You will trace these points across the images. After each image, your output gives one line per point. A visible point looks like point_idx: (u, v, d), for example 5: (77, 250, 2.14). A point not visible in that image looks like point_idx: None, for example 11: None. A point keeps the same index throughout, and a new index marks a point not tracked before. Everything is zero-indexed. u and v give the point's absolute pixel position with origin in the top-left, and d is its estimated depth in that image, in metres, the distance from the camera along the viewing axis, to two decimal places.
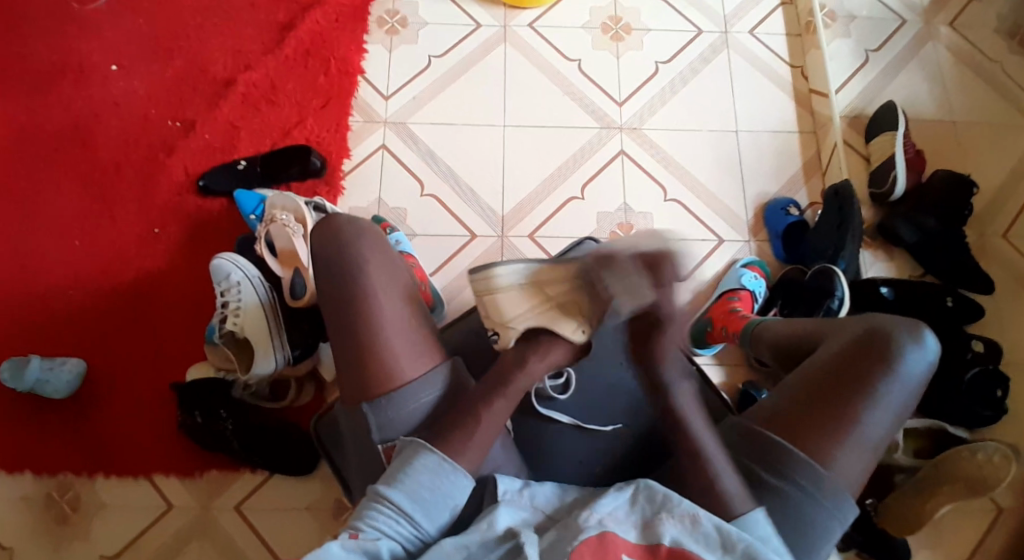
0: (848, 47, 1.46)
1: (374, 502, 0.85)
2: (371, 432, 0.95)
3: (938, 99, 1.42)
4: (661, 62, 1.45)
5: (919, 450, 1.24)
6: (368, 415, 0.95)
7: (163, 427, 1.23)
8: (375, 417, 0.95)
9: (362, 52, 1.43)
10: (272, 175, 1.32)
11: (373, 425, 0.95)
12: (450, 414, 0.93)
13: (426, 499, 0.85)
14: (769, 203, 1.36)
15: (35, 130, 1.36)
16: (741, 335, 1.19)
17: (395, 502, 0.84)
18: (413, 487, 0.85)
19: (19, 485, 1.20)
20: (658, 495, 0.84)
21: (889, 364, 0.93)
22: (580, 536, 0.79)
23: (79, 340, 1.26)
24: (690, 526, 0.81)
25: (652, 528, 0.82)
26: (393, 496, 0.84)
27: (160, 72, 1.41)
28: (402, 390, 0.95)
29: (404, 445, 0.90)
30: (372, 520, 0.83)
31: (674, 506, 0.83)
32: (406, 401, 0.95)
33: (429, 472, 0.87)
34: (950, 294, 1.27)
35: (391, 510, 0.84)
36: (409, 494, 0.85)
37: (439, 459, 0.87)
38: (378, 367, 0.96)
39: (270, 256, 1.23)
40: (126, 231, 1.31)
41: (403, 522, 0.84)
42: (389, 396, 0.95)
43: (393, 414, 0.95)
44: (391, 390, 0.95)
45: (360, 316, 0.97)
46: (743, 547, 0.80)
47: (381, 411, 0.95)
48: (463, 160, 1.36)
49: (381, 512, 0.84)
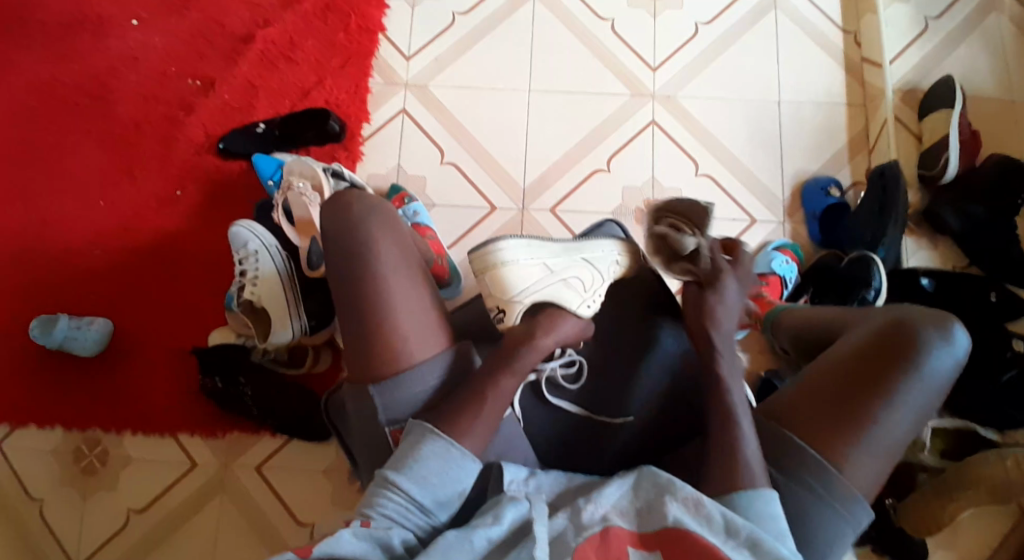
0: (907, 11, 1.35)
1: (382, 489, 0.82)
2: (376, 413, 0.92)
3: (1002, 73, 1.31)
4: (701, 22, 1.36)
5: (945, 450, 1.19)
6: (375, 397, 0.92)
7: (185, 389, 1.26)
8: (382, 399, 0.92)
9: (385, 9, 1.38)
10: (290, 139, 1.30)
11: (380, 406, 0.92)
12: (450, 394, 0.89)
13: (433, 483, 0.82)
14: (807, 182, 1.29)
15: (60, 86, 1.36)
16: (767, 320, 1.13)
17: (403, 489, 0.81)
18: (421, 472, 0.82)
19: (51, 437, 1.25)
20: (662, 480, 0.80)
21: (914, 361, 0.86)
22: (585, 532, 0.77)
23: (105, 300, 1.28)
24: (693, 508, 0.78)
25: (655, 513, 0.79)
26: (402, 483, 0.81)
27: (181, 27, 1.38)
28: (410, 371, 0.92)
29: (410, 426, 0.86)
30: (382, 508, 0.80)
31: (677, 489, 0.79)
32: (414, 384, 0.92)
33: (437, 456, 0.84)
34: (994, 288, 1.20)
35: (400, 497, 0.81)
36: (418, 481, 0.82)
37: (447, 444, 0.84)
38: (387, 352, 0.92)
39: (286, 223, 1.21)
40: (150, 191, 1.32)
41: (413, 509, 0.81)
42: (396, 377, 0.92)
43: (399, 396, 0.92)
44: (398, 371, 0.92)
45: (368, 300, 0.93)
46: (745, 530, 0.76)
47: (389, 392, 0.92)
48: (486, 127, 1.32)
49: (390, 500, 0.81)
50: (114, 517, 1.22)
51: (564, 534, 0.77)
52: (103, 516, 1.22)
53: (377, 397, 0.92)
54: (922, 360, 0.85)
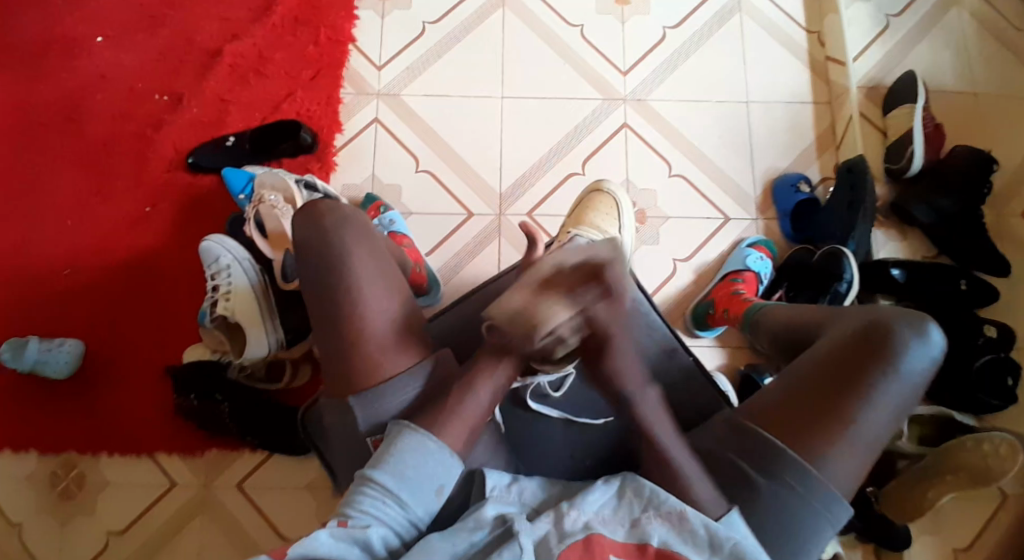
0: (867, 11, 1.39)
1: (361, 485, 0.81)
2: (357, 424, 0.88)
3: (960, 68, 1.35)
4: (669, 26, 1.38)
5: (922, 436, 1.21)
6: (356, 409, 0.88)
7: (161, 409, 1.23)
8: (364, 413, 0.88)
9: (354, 20, 1.38)
10: (262, 152, 1.29)
11: (360, 417, 0.88)
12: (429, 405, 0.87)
13: (411, 477, 0.81)
14: (778, 179, 1.31)
15: (23, 106, 1.34)
16: (744, 317, 1.14)
17: (382, 483, 0.80)
18: (399, 465, 0.81)
19: (24, 463, 1.22)
20: (642, 494, 0.81)
21: (890, 360, 0.87)
22: (567, 540, 0.76)
23: (76, 321, 1.26)
24: (677, 524, 0.78)
25: (639, 526, 0.79)
26: (380, 477, 0.80)
27: (149, 43, 1.37)
28: (389, 382, 0.88)
29: (389, 427, 0.86)
30: (361, 506, 0.79)
31: (661, 502, 0.79)
32: (395, 394, 0.88)
33: (412, 450, 0.82)
34: (964, 276, 1.23)
35: (379, 491, 0.80)
36: (397, 476, 0.81)
37: (422, 436, 0.83)
38: (367, 361, 0.88)
39: (258, 238, 1.18)
40: (121, 209, 1.30)
41: (393, 503, 0.80)
42: (377, 388, 0.88)
43: (380, 404, 0.88)
44: (379, 381, 0.88)
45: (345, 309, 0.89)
46: (729, 546, 0.76)
47: (370, 404, 0.88)
48: (460, 134, 1.32)
49: (369, 496, 0.80)
50: (92, 542, 1.19)
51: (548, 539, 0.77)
52: (81, 541, 1.19)
53: (358, 408, 0.88)
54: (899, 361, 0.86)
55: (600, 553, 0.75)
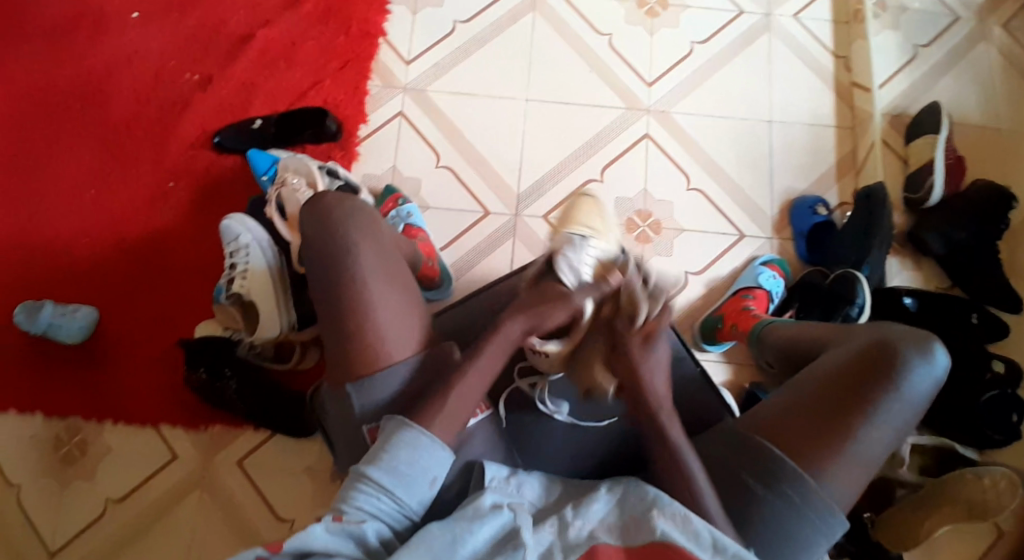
0: (896, 40, 1.39)
1: (356, 481, 0.81)
2: (352, 408, 0.89)
3: (986, 102, 1.35)
4: (697, 42, 1.39)
5: (924, 467, 1.20)
6: (352, 396, 0.89)
7: (168, 381, 1.25)
8: (359, 398, 0.89)
9: (387, 14, 1.40)
10: (287, 137, 1.31)
11: (355, 401, 0.89)
12: (432, 391, 0.88)
13: (406, 473, 0.82)
14: (795, 201, 1.31)
15: (58, 76, 1.37)
16: (751, 334, 1.15)
17: (376, 480, 0.81)
18: (393, 462, 0.82)
19: (30, 425, 1.24)
20: (645, 495, 0.81)
21: (894, 379, 0.87)
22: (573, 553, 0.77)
23: (91, 289, 1.28)
24: (681, 524, 0.79)
25: (643, 527, 0.79)
26: (374, 474, 0.81)
27: (185, 23, 1.40)
28: (385, 371, 0.88)
29: (384, 420, 0.86)
30: (356, 500, 0.80)
31: (664, 505, 0.79)
32: (388, 382, 0.89)
33: (407, 446, 0.83)
34: (976, 311, 1.23)
35: (374, 488, 0.80)
36: (392, 473, 0.81)
37: (417, 432, 0.83)
38: (368, 349, 0.88)
39: (278, 220, 1.19)
40: (145, 183, 1.32)
41: (388, 500, 0.80)
42: (371, 377, 0.88)
43: (376, 392, 0.88)
44: (377, 369, 0.88)
45: (347, 297, 0.88)
46: (733, 549, 0.77)
47: (365, 390, 0.88)
48: (482, 133, 1.34)
49: (364, 491, 0.80)
50: (90, 508, 1.20)
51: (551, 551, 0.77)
52: (79, 506, 1.21)
53: (353, 396, 0.89)
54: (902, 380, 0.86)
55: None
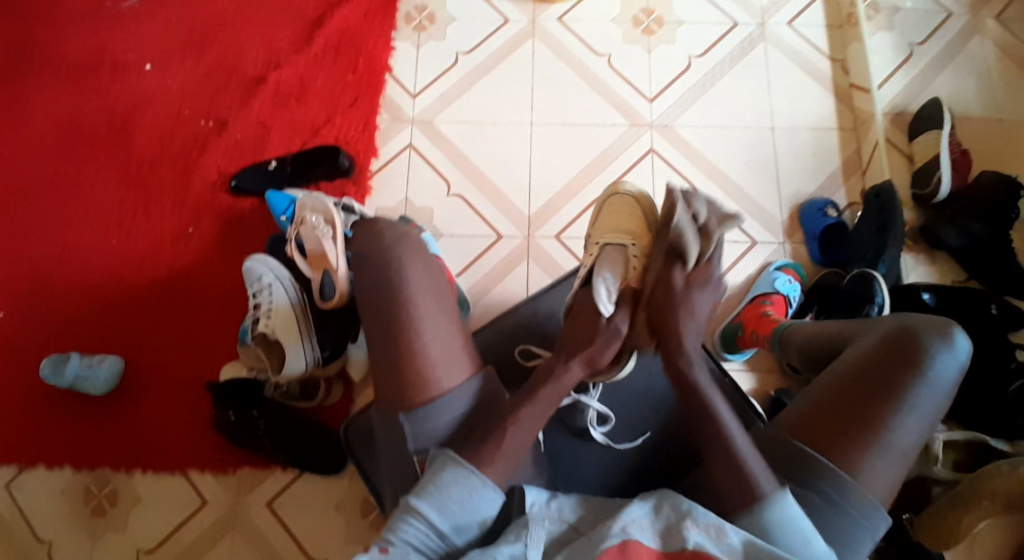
0: (891, 40, 1.41)
1: (404, 513, 0.82)
2: (406, 441, 0.90)
3: (986, 95, 1.36)
4: (695, 55, 1.41)
5: (957, 462, 1.19)
6: (406, 425, 0.90)
7: (195, 425, 1.25)
8: (413, 429, 0.90)
9: (390, 50, 1.43)
10: (302, 175, 1.33)
11: (408, 433, 0.90)
12: (483, 421, 0.89)
13: (454, 511, 0.82)
14: (805, 204, 1.32)
15: (70, 130, 1.39)
16: (771, 338, 1.15)
17: (425, 516, 0.81)
18: (443, 499, 0.82)
19: (59, 477, 1.24)
20: (682, 506, 0.81)
21: (919, 366, 0.88)
22: (602, 545, 0.78)
23: (114, 338, 1.29)
24: (715, 536, 0.79)
25: (675, 534, 0.80)
26: (424, 510, 0.81)
27: (195, 70, 1.42)
28: (436, 403, 0.89)
29: (434, 455, 0.86)
30: (403, 534, 0.81)
31: (698, 515, 0.80)
32: (442, 413, 0.89)
33: (457, 484, 0.83)
34: (995, 301, 1.22)
35: (421, 523, 0.81)
36: (441, 510, 0.82)
37: (468, 472, 0.83)
38: (419, 374, 0.90)
39: (299, 257, 1.23)
40: (161, 230, 1.34)
41: (435, 537, 0.81)
42: (425, 406, 0.89)
43: (428, 423, 0.89)
44: (428, 400, 0.90)
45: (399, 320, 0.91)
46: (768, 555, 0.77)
47: (418, 421, 0.89)
48: (490, 159, 1.35)
49: (411, 525, 0.81)
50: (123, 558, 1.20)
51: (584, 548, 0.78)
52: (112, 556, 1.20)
53: (406, 425, 0.90)
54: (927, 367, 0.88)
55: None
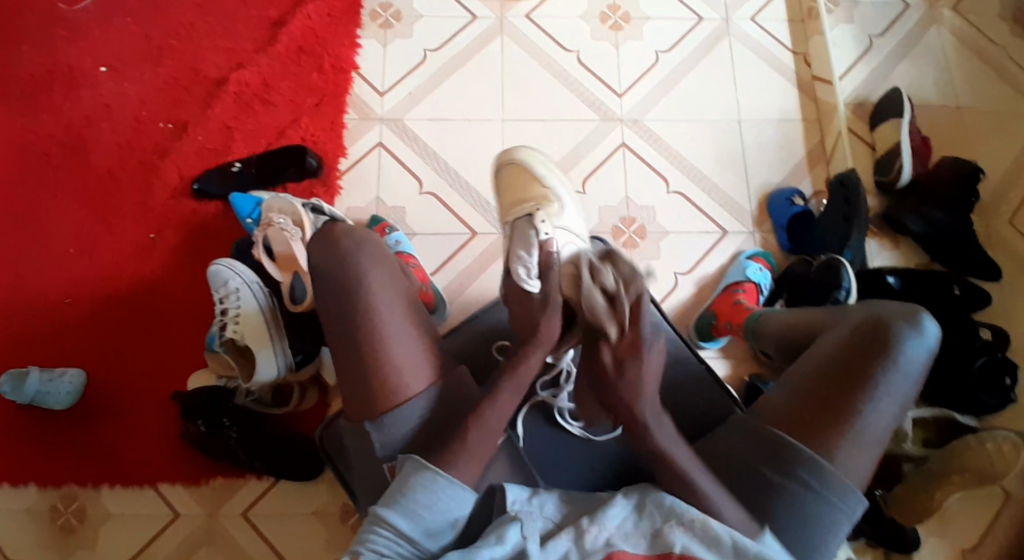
0: (850, 32, 1.45)
1: (373, 524, 0.82)
2: (375, 451, 0.91)
3: (942, 84, 1.41)
4: (662, 50, 1.43)
5: (926, 439, 1.22)
6: (372, 434, 0.90)
7: (165, 437, 1.21)
8: (380, 437, 0.90)
9: (356, 48, 1.41)
10: (268, 178, 1.30)
11: (377, 442, 0.90)
12: (456, 423, 0.89)
13: (424, 517, 0.82)
14: (771, 194, 1.34)
15: (25, 136, 1.35)
16: (745, 327, 1.16)
17: (394, 525, 0.81)
18: (411, 506, 0.82)
19: (23, 496, 1.18)
20: (661, 504, 0.82)
21: (890, 355, 0.89)
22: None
23: (76, 350, 1.24)
24: (699, 533, 0.80)
25: (661, 537, 0.81)
26: (392, 519, 0.81)
27: (154, 73, 1.39)
28: (394, 410, 0.90)
29: (403, 462, 0.86)
30: (372, 544, 0.80)
31: (681, 514, 0.81)
32: (411, 417, 0.90)
33: (425, 489, 0.83)
34: (957, 282, 1.26)
35: (391, 533, 0.81)
36: (409, 516, 0.82)
37: (435, 475, 0.83)
38: (386, 385, 0.90)
39: (267, 260, 1.20)
40: (122, 238, 1.30)
41: (406, 545, 0.81)
42: (391, 415, 0.90)
43: (396, 431, 0.90)
44: (392, 407, 0.90)
45: (365, 333, 0.90)
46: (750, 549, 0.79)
47: (385, 429, 0.90)
48: (463, 157, 1.35)
49: (381, 535, 0.81)
50: None
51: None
52: None
53: (374, 434, 0.90)
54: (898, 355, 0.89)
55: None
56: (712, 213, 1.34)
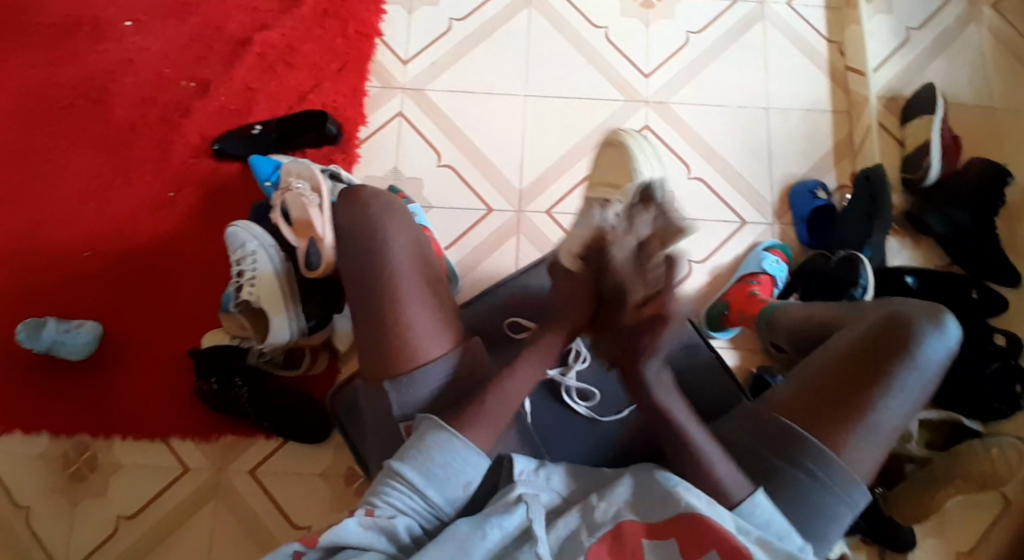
0: (888, 24, 1.41)
1: (388, 478, 0.83)
2: (390, 409, 0.90)
3: (977, 83, 1.38)
4: (693, 32, 1.40)
5: (931, 441, 1.21)
6: (389, 393, 0.90)
7: (177, 393, 1.23)
8: (395, 394, 0.90)
9: (382, 14, 1.40)
10: (287, 141, 1.30)
11: (395, 402, 0.90)
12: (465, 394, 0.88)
13: (437, 474, 0.82)
14: (795, 185, 1.33)
15: (49, 87, 1.35)
16: (758, 319, 1.15)
17: (408, 479, 0.82)
18: (425, 462, 0.82)
19: (38, 442, 1.22)
20: (670, 479, 0.81)
21: (908, 352, 0.89)
22: (598, 532, 0.79)
23: (93, 303, 1.26)
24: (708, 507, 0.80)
25: (666, 506, 0.80)
26: (406, 473, 0.82)
27: (180, 29, 1.38)
28: (413, 371, 0.89)
29: (421, 419, 0.86)
30: (387, 496, 0.81)
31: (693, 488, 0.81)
32: (426, 382, 0.90)
33: (440, 448, 0.83)
34: (976, 287, 1.24)
35: (404, 486, 0.82)
36: (424, 472, 0.82)
37: (449, 434, 0.83)
38: (405, 347, 0.90)
39: (284, 225, 1.20)
40: (142, 193, 1.31)
41: (418, 499, 0.81)
42: (409, 375, 0.89)
43: (415, 393, 0.89)
44: (410, 368, 0.90)
45: (385, 295, 0.90)
46: (757, 532, 0.79)
47: (403, 389, 0.89)
48: (485, 131, 1.34)
49: (396, 489, 0.82)
50: (103, 524, 1.19)
51: (578, 531, 0.79)
52: (93, 523, 1.19)
53: (391, 393, 0.90)
54: (916, 351, 0.89)
55: (626, 546, 0.78)
56: (732, 201, 1.32)
